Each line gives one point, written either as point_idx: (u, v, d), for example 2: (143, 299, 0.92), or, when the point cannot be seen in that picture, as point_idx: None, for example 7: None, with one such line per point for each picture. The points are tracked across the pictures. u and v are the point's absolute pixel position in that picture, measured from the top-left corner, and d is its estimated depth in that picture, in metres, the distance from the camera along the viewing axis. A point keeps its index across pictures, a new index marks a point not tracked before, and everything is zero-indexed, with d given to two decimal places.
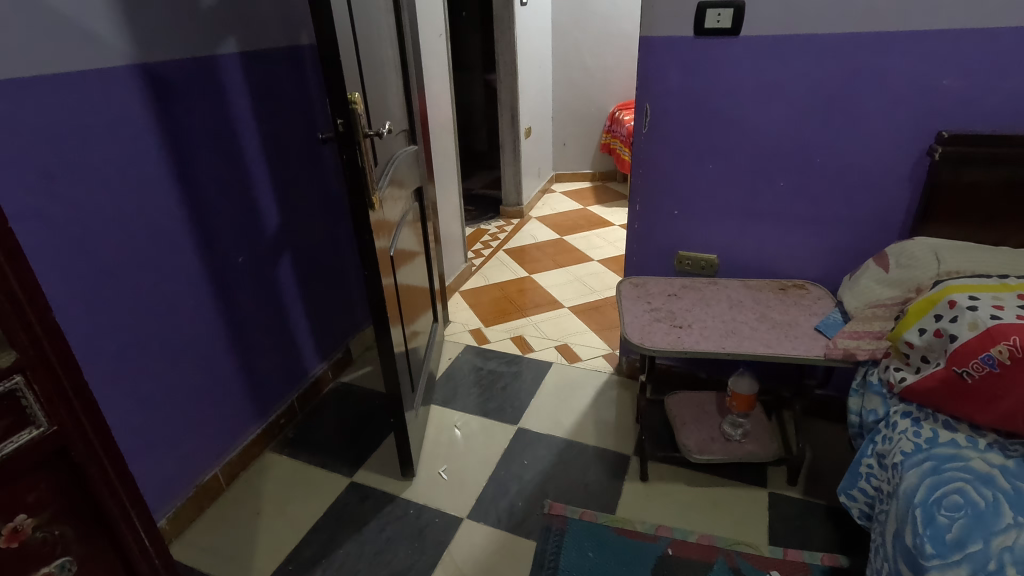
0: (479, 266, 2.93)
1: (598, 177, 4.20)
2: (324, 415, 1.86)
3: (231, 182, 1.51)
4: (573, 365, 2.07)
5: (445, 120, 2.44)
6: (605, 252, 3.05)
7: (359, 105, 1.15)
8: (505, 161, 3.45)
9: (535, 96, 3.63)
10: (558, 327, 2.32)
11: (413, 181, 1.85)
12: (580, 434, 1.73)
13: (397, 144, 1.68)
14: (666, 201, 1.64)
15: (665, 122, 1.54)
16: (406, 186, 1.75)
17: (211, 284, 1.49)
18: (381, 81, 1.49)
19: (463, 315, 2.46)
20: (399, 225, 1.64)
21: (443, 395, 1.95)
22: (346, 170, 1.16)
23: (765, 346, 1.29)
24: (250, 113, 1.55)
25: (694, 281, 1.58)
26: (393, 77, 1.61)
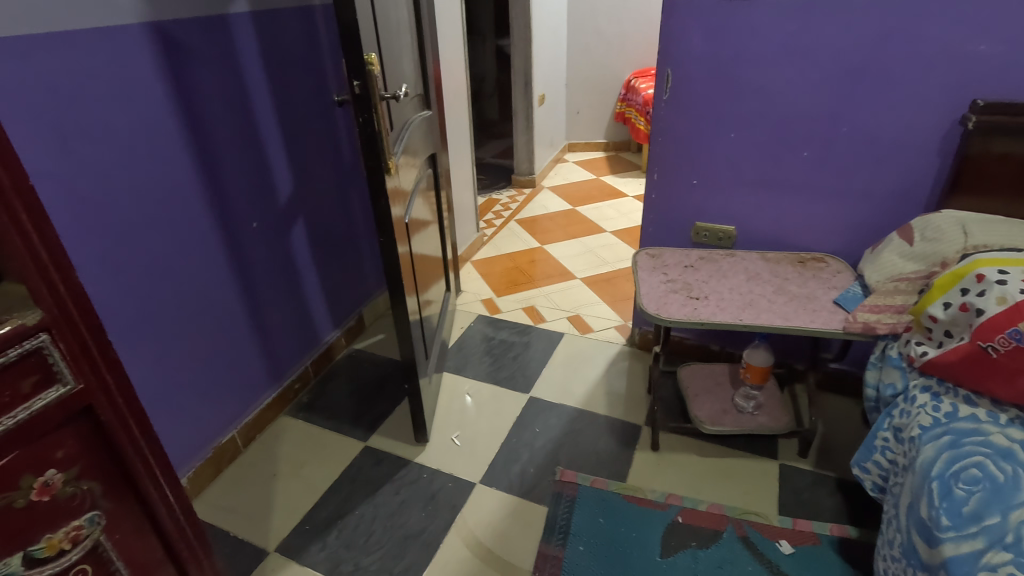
0: (490, 236, 2.91)
1: (611, 146, 4.12)
2: (338, 382, 1.88)
3: (244, 146, 1.50)
4: (584, 336, 2.07)
5: (458, 87, 2.39)
6: (618, 223, 3.02)
7: (375, 67, 1.12)
8: (517, 129, 3.39)
9: (549, 62, 3.54)
10: (570, 298, 2.31)
11: (426, 148, 1.83)
12: (591, 404, 1.74)
13: (410, 109, 1.64)
14: (685, 170, 1.61)
15: (687, 89, 1.50)
16: (420, 152, 1.73)
17: (225, 249, 1.49)
18: (396, 43, 1.45)
19: (475, 285, 2.46)
20: (412, 194, 1.62)
21: (455, 363, 1.96)
22: (362, 133, 1.14)
23: (782, 318, 1.28)
24: (262, 75, 1.52)
25: (711, 253, 1.56)
26: (408, 39, 1.57)
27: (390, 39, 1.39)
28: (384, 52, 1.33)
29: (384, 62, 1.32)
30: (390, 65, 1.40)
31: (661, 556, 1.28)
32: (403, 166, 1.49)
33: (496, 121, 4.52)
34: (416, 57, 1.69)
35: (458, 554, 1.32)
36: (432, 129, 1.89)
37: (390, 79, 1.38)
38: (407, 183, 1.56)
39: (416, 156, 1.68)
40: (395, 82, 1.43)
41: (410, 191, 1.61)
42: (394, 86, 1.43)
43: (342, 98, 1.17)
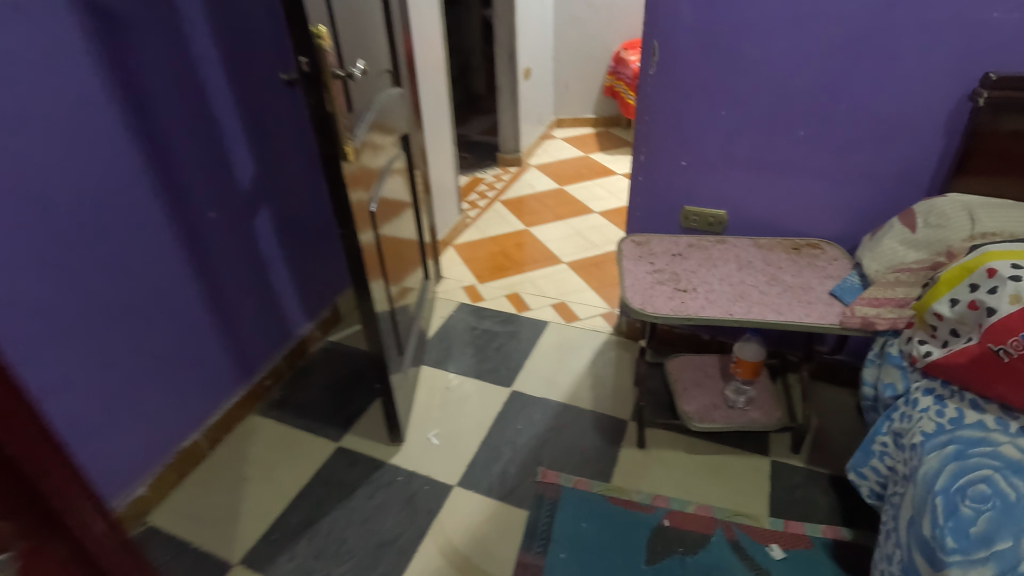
0: (474, 218, 2.80)
1: (601, 122, 3.99)
2: (311, 377, 1.79)
3: (197, 129, 1.38)
4: (570, 324, 1.99)
5: (435, 62, 2.25)
6: (606, 203, 2.92)
7: (327, 42, 1.00)
8: (502, 105, 3.25)
9: (535, 34, 3.39)
10: (555, 284, 2.22)
11: (400, 126, 1.70)
12: (576, 398, 1.67)
13: (380, 86, 1.51)
14: (674, 150, 1.50)
15: (675, 63, 1.38)
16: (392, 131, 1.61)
17: (180, 241, 1.38)
18: (359, 14, 1.32)
19: (457, 270, 2.36)
20: (384, 175, 1.50)
21: (436, 355, 1.88)
22: (315, 116, 1.03)
23: (776, 312, 1.19)
24: (214, 51, 1.39)
25: (700, 240, 1.46)
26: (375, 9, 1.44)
27: (352, 9, 1.26)
28: (344, 24, 1.20)
29: (342, 35, 1.19)
30: (353, 38, 1.27)
31: (647, 563, 1.21)
32: (371, 151, 1.38)
33: (482, 96, 4.37)
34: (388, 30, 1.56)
35: (433, 562, 1.25)
36: (406, 109, 1.76)
37: (352, 55, 1.26)
38: (377, 169, 1.45)
39: (388, 138, 1.57)
40: (358, 58, 1.31)
41: (382, 174, 1.49)
42: (358, 62, 1.31)
43: (290, 77, 1.06)
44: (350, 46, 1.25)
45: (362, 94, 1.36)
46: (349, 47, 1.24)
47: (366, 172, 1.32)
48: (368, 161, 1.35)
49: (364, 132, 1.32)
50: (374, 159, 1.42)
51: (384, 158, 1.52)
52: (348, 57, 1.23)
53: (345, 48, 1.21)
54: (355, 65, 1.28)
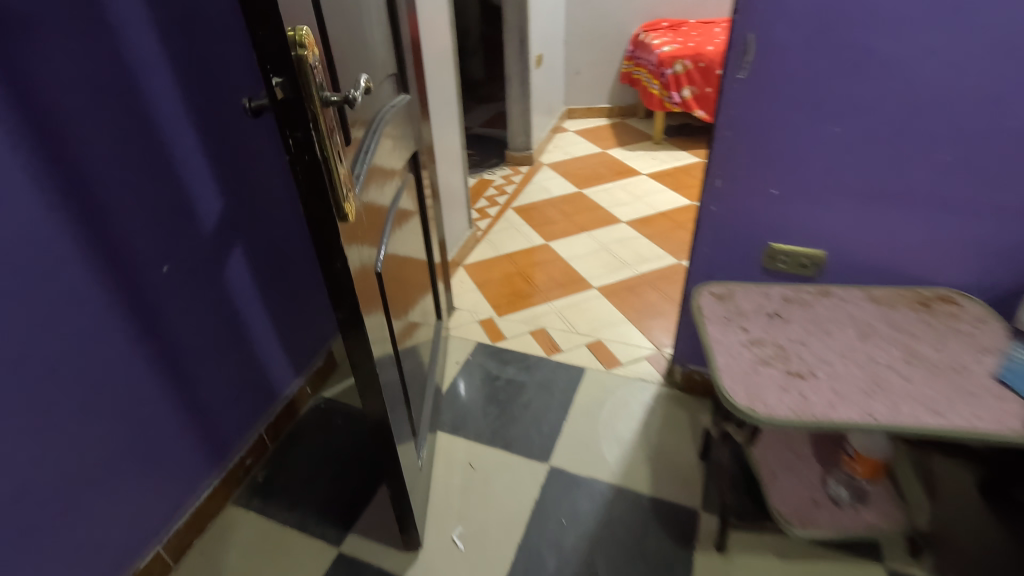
0: (485, 230, 2.46)
1: (616, 112, 3.63)
2: (302, 449, 1.47)
3: (141, 156, 1.03)
4: (610, 371, 1.67)
5: (442, 52, 1.89)
6: (632, 210, 2.58)
7: (312, 51, 0.66)
8: (511, 96, 2.90)
9: (546, 15, 3.01)
10: (587, 316, 1.90)
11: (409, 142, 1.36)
12: (629, 476, 1.36)
13: (383, 95, 1.16)
14: (761, 176, 1.18)
15: (773, 63, 1.05)
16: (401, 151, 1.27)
17: (122, 306, 1.04)
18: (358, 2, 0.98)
19: (470, 298, 2.02)
20: (390, 212, 1.16)
21: (453, 416, 1.56)
22: (296, 163, 0.68)
23: (934, 413, 0.87)
24: (161, 55, 1.04)
25: (799, 293, 1.14)
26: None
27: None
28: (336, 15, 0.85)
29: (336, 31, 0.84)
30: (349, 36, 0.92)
31: None
32: (376, 187, 1.03)
33: (482, 82, 3.98)
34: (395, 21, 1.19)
35: None
36: (413, 120, 1.41)
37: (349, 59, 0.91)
38: (384, 208, 1.10)
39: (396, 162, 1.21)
40: (355, 63, 0.96)
41: (388, 211, 1.15)
42: (356, 69, 0.95)
43: (255, 104, 0.70)
44: (344, 47, 0.90)
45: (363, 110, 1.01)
46: (344, 49, 0.89)
47: (371, 219, 0.98)
48: (373, 202, 1.00)
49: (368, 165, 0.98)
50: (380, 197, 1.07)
51: (391, 191, 1.17)
52: (342, 64, 0.88)
53: (338, 51, 0.86)
54: (352, 73, 0.93)
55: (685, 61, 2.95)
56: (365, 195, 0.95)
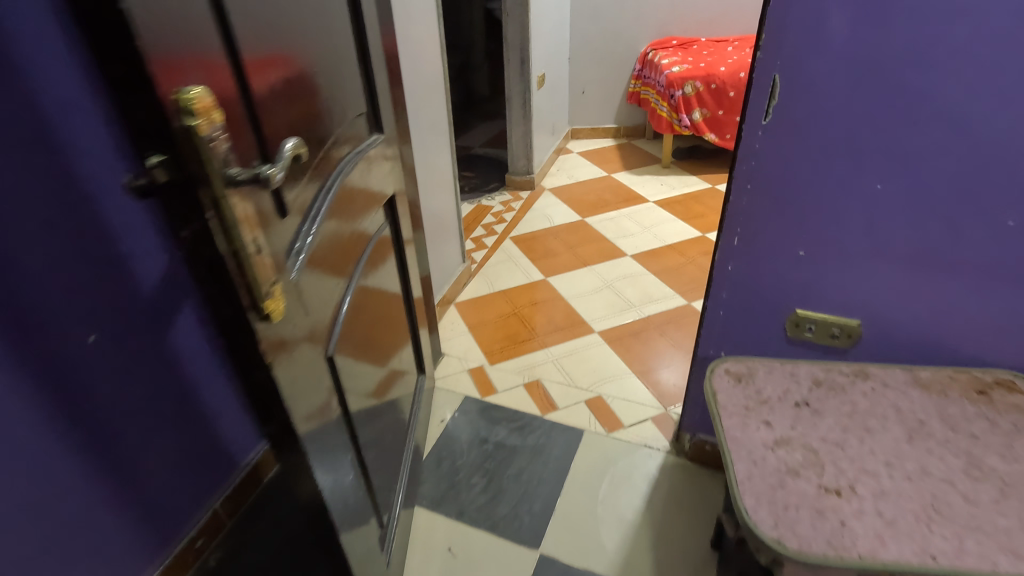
0: (481, 264, 2.31)
1: (623, 133, 3.47)
2: (262, 527, 1.31)
3: (62, 215, 0.89)
4: (611, 435, 1.50)
5: (433, 79, 1.74)
6: (639, 241, 2.42)
7: (214, 118, 0.49)
8: (511, 118, 2.75)
9: (549, 33, 2.87)
10: (587, 368, 1.73)
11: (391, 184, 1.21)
12: (630, 570, 1.19)
13: (354, 137, 0.99)
14: (787, 235, 1.02)
15: (802, 108, 0.89)
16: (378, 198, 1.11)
17: (34, 388, 0.89)
18: (319, 35, 0.83)
19: (460, 343, 1.86)
20: (358, 272, 1.00)
21: (434, 488, 1.40)
22: (195, 259, 0.53)
23: (1010, 555, 0.69)
24: (87, 97, 0.90)
25: (831, 376, 0.97)
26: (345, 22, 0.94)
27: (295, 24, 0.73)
28: (277, 53, 0.68)
29: (276, 73, 0.67)
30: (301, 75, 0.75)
31: None
32: (337, 252, 0.86)
33: (485, 98, 3.84)
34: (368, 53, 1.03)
35: None
36: (396, 158, 1.24)
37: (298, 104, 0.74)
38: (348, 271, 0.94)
39: (367, 214, 1.04)
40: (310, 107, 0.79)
41: (353, 272, 0.98)
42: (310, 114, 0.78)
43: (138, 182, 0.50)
44: (293, 92, 0.72)
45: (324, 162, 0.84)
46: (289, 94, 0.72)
47: (325, 295, 0.82)
48: (331, 273, 0.84)
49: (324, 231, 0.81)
50: (344, 262, 0.91)
51: (360, 248, 1.00)
52: (286, 113, 0.70)
53: (283, 98, 0.68)
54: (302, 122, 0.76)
55: (696, 83, 2.78)
56: (316, 269, 0.78)
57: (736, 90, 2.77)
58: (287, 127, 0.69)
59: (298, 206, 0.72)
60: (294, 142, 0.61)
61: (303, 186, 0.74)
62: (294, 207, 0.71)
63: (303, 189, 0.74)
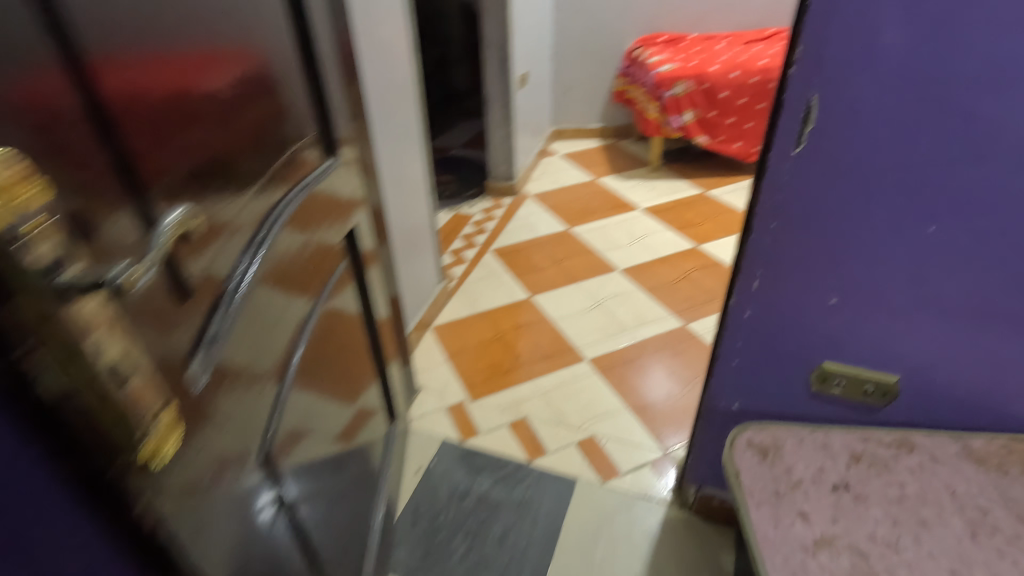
0: (460, 280, 2.13)
1: (608, 133, 3.31)
2: None
3: None
4: (606, 484, 1.35)
5: (405, 84, 1.56)
6: (629, 254, 2.27)
7: (29, 201, 0.33)
8: (492, 121, 2.57)
9: (532, 29, 2.69)
10: (578, 403, 1.58)
11: (353, 214, 1.04)
12: None
13: (301, 166, 0.79)
14: (816, 281, 0.86)
15: (842, 135, 0.74)
16: (335, 232, 0.94)
17: None
18: (247, 41, 0.64)
19: (438, 374, 1.69)
20: (308, 328, 0.83)
21: (407, 554, 1.23)
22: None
23: None
24: None
25: (870, 447, 0.83)
26: (286, 29, 0.76)
27: (201, 32, 0.55)
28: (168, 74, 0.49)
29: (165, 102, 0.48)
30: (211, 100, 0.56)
31: None
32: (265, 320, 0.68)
33: (464, 96, 3.65)
34: (319, 62, 0.84)
35: None
36: (358, 180, 1.04)
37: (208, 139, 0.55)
38: (288, 332, 0.76)
39: (319, 253, 0.86)
40: (232, 141, 0.60)
41: (302, 330, 0.81)
42: (230, 149, 0.59)
43: None
44: (198, 124, 0.53)
45: (256, 206, 0.65)
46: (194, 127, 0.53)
47: (249, 381, 0.64)
48: (258, 348, 0.66)
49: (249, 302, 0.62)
50: (280, 324, 0.73)
51: (310, 300, 0.83)
52: (186, 155, 0.51)
53: (177, 138, 0.50)
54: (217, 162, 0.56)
55: (687, 82, 2.64)
56: (237, 354, 0.60)
57: (729, 90, 2.64)
58: (186, 174, 0.51)
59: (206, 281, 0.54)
60: (173, 217, 0.46)
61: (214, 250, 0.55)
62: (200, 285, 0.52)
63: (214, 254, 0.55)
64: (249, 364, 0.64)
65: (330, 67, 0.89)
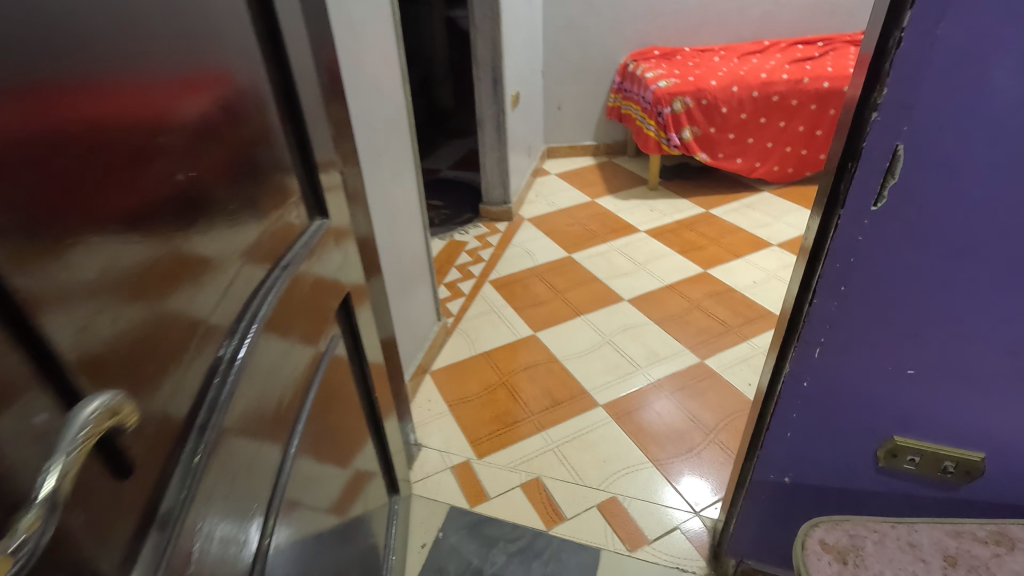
0: (458, 317, 2.00)
1: (602, 150, 3.21)
2: None
3: None
4: (635, 554, 1.22)
5: (396, 115, 1.43)
6: (634, 281, 2.15)
7: None
8: (485, 143, 2.45)
9: (522, 46, 2.58)
10: (595, 456, 1.45)
11: (347, 278, 0.90)
12: None
13: (286, 235, 0.69)
14: (890, 349, 0.75)
15: (932, 191, 0.62)
16: (328, 306, 0.81)
17: None
18: (224, 104, 0.54)
19: (441, 427, 1.55)
20: (300, 423, 0.71)
21: None
22: None
23: None
24: None
25: (965, 545, 0.71)
26: (262, 77, 0.63)
27: (152, 90, 0.43)
28: (89, 153, 0.37)
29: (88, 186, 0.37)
30: (166, 177, 0.45)
31: None
32: (255, 437, 0.57)
33: (451, 114, 3.53)
34: (302, 112, 0.71)
35: None
36: (348, 240, 0.91)
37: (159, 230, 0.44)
38: (280, 441, 0.65)
39: (310, 341, 0.74)
40: (196, 226, 0.48)
41: (293, 430, 0.69)
42: (192, 237, 0.48)
43: None
44: (146, 214, 0.42)
45: (229, 302, 0.54)
46: (138, 216, 0.41)
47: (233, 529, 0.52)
48: (245, 475, 0.55)
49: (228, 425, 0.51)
50: (269, 436, 0.61)
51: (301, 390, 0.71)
52: (127, 261, 0.40)
53: (112, 238, 0.39)
54: (174, 259, 0.45)
55: (686, 98, 2.53)
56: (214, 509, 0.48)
57: (728, 106, 2.55)
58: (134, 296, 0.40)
59: (160, 417, 0.43)
60: (100, 406, 0.33)
61: (169, 374, 0.44)
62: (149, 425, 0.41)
63: (170, 378, 0.44)
64: (236, 499, 0.52)
65: (316, 114, 0.76)
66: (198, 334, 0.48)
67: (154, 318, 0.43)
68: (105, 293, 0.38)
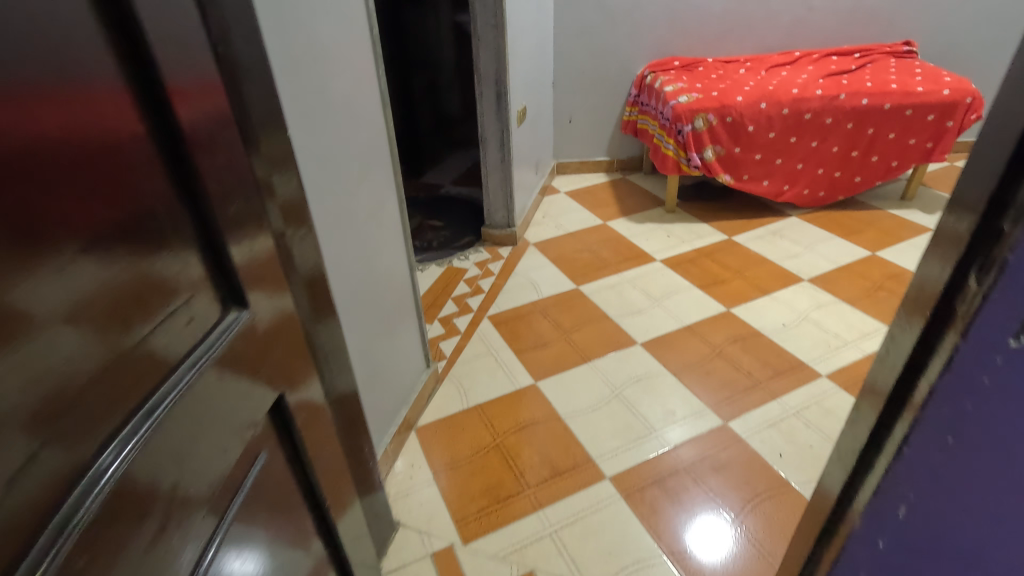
0: (451, 360, 1.79)
1: (617, 166, 3.00)
2: None
3: None
4: None
5: (377, 145, 1.23)
6: (649, 320, 1.93)
7: None
8: (488, 162, 2.25)
9: (531, 56, 2.37)
10: (600, 548, 1.24)
11: (285, 373, 0.71)
12: None
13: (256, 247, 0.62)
14: None
15: None
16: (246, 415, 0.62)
17: None
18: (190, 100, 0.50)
19: (423, 501, 1.35)
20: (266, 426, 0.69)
21: None
22: None
23: None
24: None
25: None
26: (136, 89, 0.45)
27: (90, 104, 0.40)
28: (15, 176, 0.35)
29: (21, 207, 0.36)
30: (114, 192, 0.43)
31: None
32: (199, 453, 0.55)
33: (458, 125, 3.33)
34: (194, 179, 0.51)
35: None
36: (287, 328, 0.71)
37: (111, 249, 0.43)
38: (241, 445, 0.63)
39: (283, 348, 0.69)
40: (148, 241, 0.47)
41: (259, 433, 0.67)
42: (138, 254, 0.46)
43: None
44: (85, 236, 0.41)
45: (182, 317, 0.52)
46: (92, 236, 0.41)
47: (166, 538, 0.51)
48: (179, 492, 0.52)
49: (164, 440, 0.49)
50: (221, 456, 0.58)
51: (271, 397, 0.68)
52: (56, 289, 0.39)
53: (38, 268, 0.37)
54: (122, 275, 0.44)
55: (709, 116, 2.30)
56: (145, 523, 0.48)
57: (756, 124, 2.32)
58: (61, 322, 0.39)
59: (84, 428, 0.42)
60: None
61: (97, 401, 0.43)
62: (65, 439, 0.40)
63: (97, 407, 0.43)
64: (169, 519, 0.51)
65: (229, 168, 0.56)
66: (145, 346, 0.47)
67: (82, 344, 0.41)
68: (23, 317, 0.36)
